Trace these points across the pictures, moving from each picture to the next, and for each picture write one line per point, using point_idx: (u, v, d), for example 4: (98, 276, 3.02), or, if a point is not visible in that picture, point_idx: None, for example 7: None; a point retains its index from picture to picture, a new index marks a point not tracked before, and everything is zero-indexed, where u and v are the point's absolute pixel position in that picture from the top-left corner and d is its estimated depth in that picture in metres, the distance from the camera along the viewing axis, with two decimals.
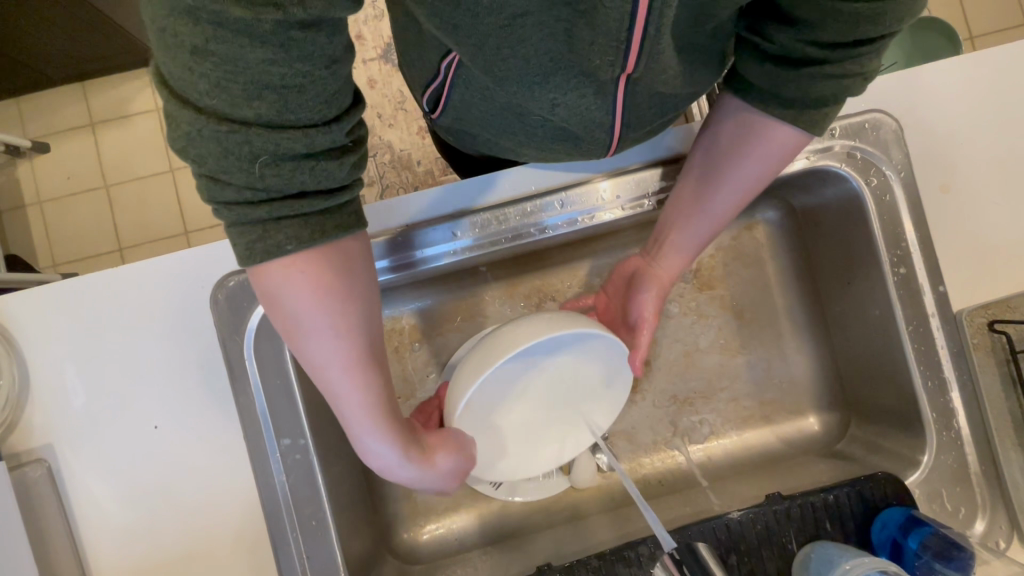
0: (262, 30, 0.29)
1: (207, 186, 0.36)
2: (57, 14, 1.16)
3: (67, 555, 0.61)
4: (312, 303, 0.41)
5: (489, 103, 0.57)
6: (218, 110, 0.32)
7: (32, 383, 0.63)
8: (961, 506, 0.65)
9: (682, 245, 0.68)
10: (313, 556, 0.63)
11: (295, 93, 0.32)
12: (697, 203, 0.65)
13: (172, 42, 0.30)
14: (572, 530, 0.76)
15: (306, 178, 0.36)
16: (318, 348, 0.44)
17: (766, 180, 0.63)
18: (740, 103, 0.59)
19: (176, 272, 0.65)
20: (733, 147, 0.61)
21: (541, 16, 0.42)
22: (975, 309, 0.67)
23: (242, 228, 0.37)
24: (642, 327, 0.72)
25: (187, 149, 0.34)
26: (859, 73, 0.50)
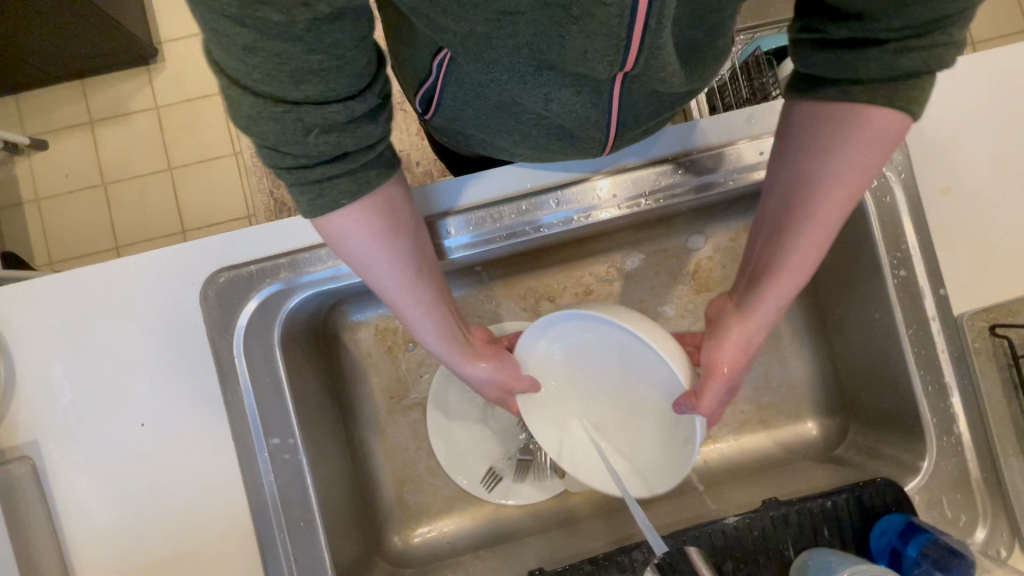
0: (297, 28, 0.30)
1: (268, 155, 0.39)
2: (55, 9, 1.15)
3: (49, 555, 0.60)
4: (370, 241, 0.47)
5: (483, 102, 0.56)
6: (272, 94, 0.35)
7: (19, 379, 0.62)
8: (961, 514, 0.64)
9: (780, 268, 0.54)
10: (301, 558, 0.62)
11: (335, 73, 0.34)
12: (791, 216, 0.53)
13: (215, 36, 0.32)
14: (566, 534, 0.74)
15: (351, 142, 0.39)
16: (382, 275, 0.50)
17: (874, 168, 0.50)
18: (808, 102, 0.50)
19: (166, 268, 0.64)
20: (819, 145, 0.50)
21: (532, 15, 0.41)
22: (976, 313, 0.66)
23: (301, 189, 0.41)
24: (715, 373, 0.57)
25: (250, 125, 0.37)
26: (951, 42, 0.43)
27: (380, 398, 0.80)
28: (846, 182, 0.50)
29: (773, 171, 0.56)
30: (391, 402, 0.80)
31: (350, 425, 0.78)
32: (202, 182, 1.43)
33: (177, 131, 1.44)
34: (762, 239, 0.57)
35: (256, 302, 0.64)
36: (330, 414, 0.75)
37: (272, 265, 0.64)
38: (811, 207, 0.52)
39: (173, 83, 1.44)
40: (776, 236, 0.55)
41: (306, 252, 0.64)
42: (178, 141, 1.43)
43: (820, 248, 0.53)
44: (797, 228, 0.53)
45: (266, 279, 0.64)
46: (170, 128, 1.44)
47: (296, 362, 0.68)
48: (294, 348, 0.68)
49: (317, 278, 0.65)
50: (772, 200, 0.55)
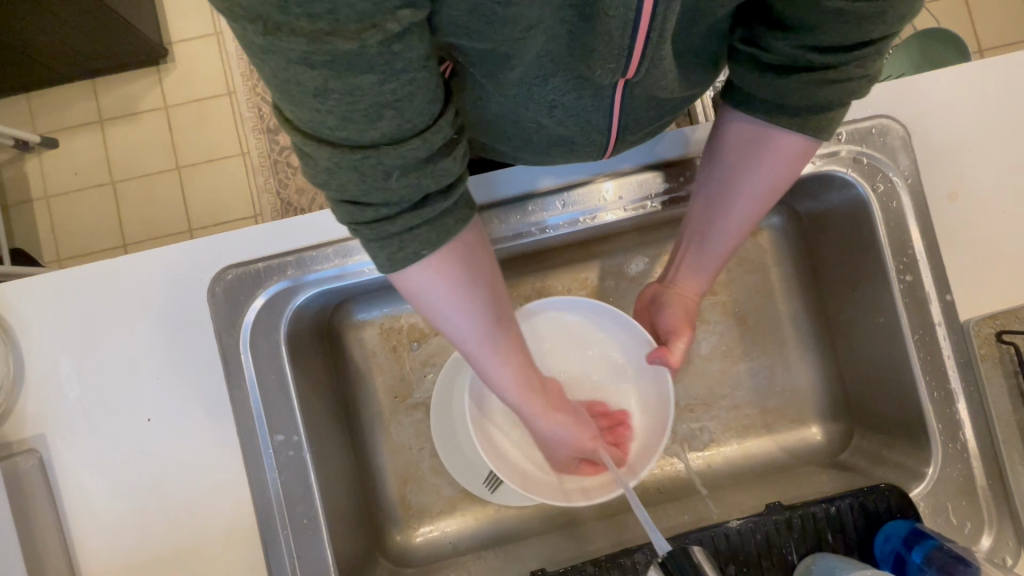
0: (369, 54, 0.30)
1: (348, 212, 0.39)
2: (68, 10, 1.17)
3: (53, 549, 0.60)
4: (451, 294, 0.46)
5: (485, 111, 0.57)
6: (350, 140, 0.34)
7: (27, 372, 0.63)
8: (967, 521, 0.63)
9: (699, 264, 0.65)
10: (303, 556, 0.62)
11: (407, 102, 0.33)
12: (709, 221, 0.61)
13: (283, 88, 0.32)
14: (569, 536, 0.74)
15: (431, 181, 0.39)
16: (458, 327, 0.48)
17: (782, 186, 0.58)
18: (742, 116, 0.55)
19: (175, 264, 0.65)
20: (740, 160, 0.57)
21: (550, 22, 0.40)
22: (982, 320, 0.65)
23: (386, 244, 0.41)
24: (678, 337, 0.68)
25: (328, 183, 0.37)
26: (864, 76, 0.48)
27: (385, 397, 0.80)
28: (755, 197, 0.58)
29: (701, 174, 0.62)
30: (395, 401, 0.80)
31: (354, 424, 0.78)
32: (209, 181, 1.44)
33: (186, 130, 1.45)
34: (684, 236, 0.65)
35: (263, 299, 0.64)
36: (334, 413, 0.75)
37: (279, 262, 0.64)
38: (727, 217, 0.60)
39: (183, 83, 1.45)
40: (698, 236, 0.63)
41: (313, 250, 0.65)
42: (187, 140, 1.44)
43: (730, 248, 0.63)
44: (713, 233, 0.62)
45: (272, 277, 0.64)
46: (179, 127, 1.45)
47: (300, 359, 0.68)
48: (299, 346, 0.68)
49: (323, 277, 0.65)
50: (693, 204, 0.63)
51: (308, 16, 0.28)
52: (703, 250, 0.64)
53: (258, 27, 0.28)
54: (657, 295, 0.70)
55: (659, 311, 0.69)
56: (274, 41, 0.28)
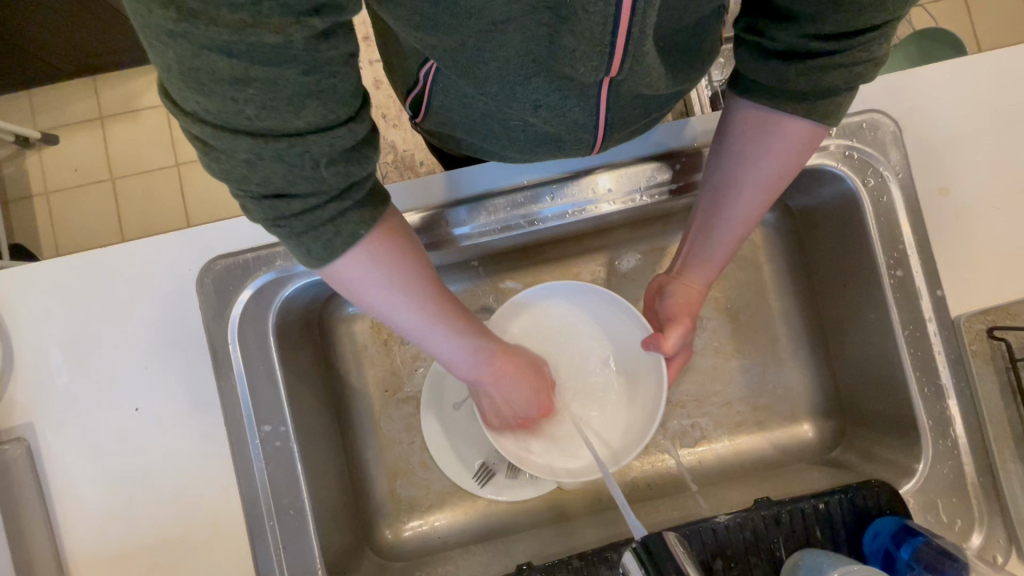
0: (293, 47, 0.30)
1: (271, 207, 0.38)
2: (69, 7, 1.18)
3: (40, 538, 0.60)
4: (383, 282, 0.46)
5: (470, 109, 0.58)
6: (271, 130, 0.34)
7: (17, 361, 0.63)
8: (957, 518, 0.63)
9: (707, 253, 0.64)
10: (290, 547, 0.62)
11: (331, 93, 0.33)
12: (717, 210, 0.61)
13: (193, 77, 0.30)
14: (558, 531, 0.74)
15: (356, 168, 0.39)
16: (399, 315, 0.49)
17: (791, 173, 0.58)
18: (747, 103, 0.55)
19: (164, 255, 0.65)
20: (748, 148, 0.56)
21: (523, 20, 0.41)
22: (974, 315, 0.65)
23: (317, 234, 0.40)
24: (678, 326, 0.67)
25: (248, 177, 0.36)
26: (870, 60, 0.47)
27: (375, 391, 0.80)
28: (761, 185, 0.58)
29: (709, 164, 0.62)
30: (385, 395, 0.80)
31: (344, 418, 0.78)
32: (208, 178, 1.45)
33: (186, 128, 1.45)
34: (693, 227, 0.65)
35: (252, 290, 0.64)
36: (324, 405, 0.75)
37: (268, 253, 0.65)
38: (735, 206, 0.60)
39: None
40: (708, 224, 0.63)
41: None
42: (186, 137, 1.45)
43: (741, 235, 0.63)
44: (724, 221, 0.61)
45: (261, 267, 0.64)
46: (179, 124, 1.46)
47: (290, 351, 0.68)
48: (289, 337, 0.68)
49: (312, 267, 0.65)
50: (703, 193, 0.63)
51: (230, 6, 0.28)
52: (712, 238, 0.63)
53: (173, 14, 0.28)
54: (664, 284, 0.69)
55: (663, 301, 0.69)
56: (190, 28, 0.28)
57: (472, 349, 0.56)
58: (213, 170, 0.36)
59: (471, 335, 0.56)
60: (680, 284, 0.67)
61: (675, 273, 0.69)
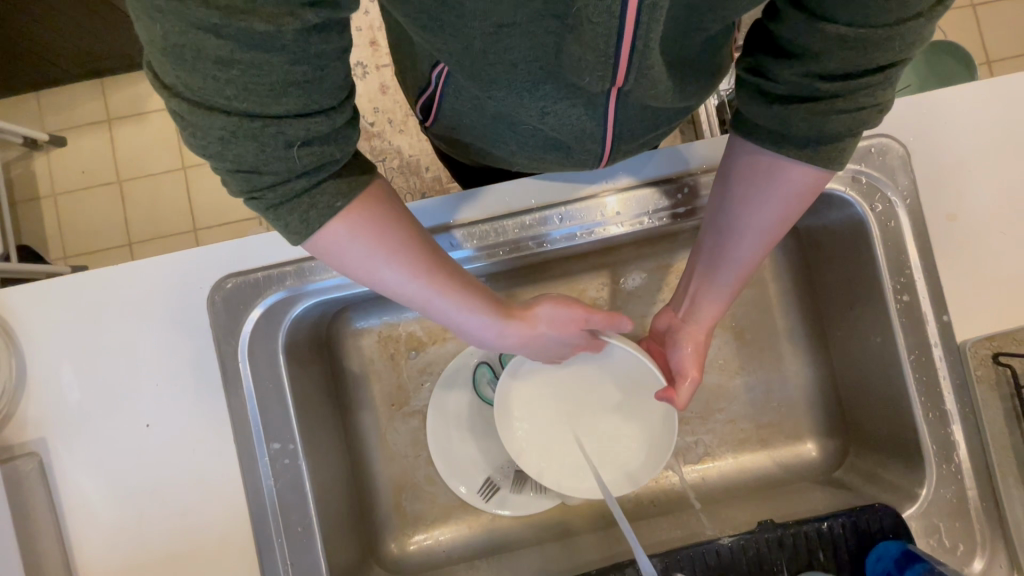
0: (284, 37, 0.29)
1: (244, 179, 0.36)
2: (78, 10, 1.18)
3: (52, 551, 0.61)
4: (372, 248, 0.44)
5: (480, 113, 0.58)
6: (250, 113, 0.32)
7: (29, 376, 0.64)
8: (959, 543, 0.63)
9: (711, 295, 0.64)
10: (297, 563, 0.63)
11: (317, 84, 0.32)
12: (721, 253, 0.61)
13: (175, 53, 0.29)
14: (561, 547, 0.75)
15: (333, 150, 0.37)
16: (398, 283, 0.47)
17: (794, 215, 0.58)
18: (749, 144, 0.54)
19: (176, 273, 0.65)
20: (750, 192, 0.56)
21: (527, 25, 0.42)
22: (980, 341, 0.65)
23: (290, 207, 0.38)
24: (685, 379, 0.68)
25: (221, 154, 0.34)
26: (874, 105, 0.47)
27: (381, 404, 0.81)
28: (764, 228, 0.58)
29: (712, 203, 0.62)
30: (391, 409, 0.81)
31: (350, 432, 0.79)
32: (215, 182, 1.45)
33: None
34: (698, 265, 0.65)
35: (261, 309, 0.65)
36: (330, 420, 0.75)
37: (278, 271, 0.65)
38: (737, 249, 0.60)
39: None
40: (712, 265, 0.63)
41: (313, 259, 0.65)
42: None
43: (742, 277, 0.63)
44: (727, 263, 0.61)
45: (273, 286, 0.65)
46: None
47: (298, 368, 0.69)
48: (297, 354, 0.69)
49: (322, 287, 0.66)
50: (707, 234, 0.63)
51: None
52: (715, 279, 0.63)
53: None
54: (672, 328, 0.69)
55: (670, 345, 0.69)
56: (175, 3, 0.27)
57: (485, 313, 0.53)
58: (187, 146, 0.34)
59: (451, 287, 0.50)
60: (686, 331, 0.67)
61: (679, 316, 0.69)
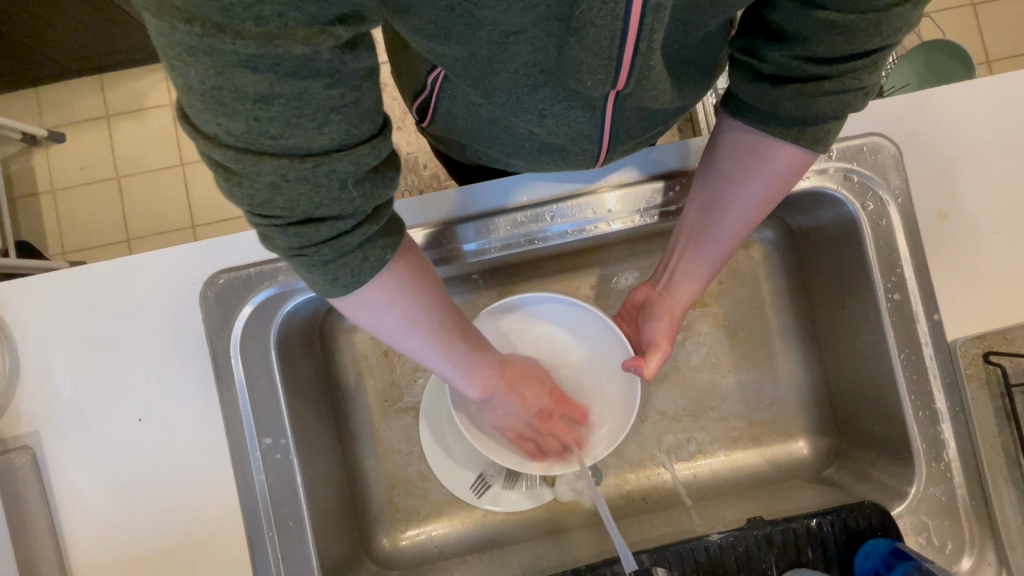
0: (319, 61, 0.28)
1: (299, 234, 0.37)
2: (76, 6, 1.18)
3: (45, 544, 0.62)
4: (399, 311, 0.47)
5: (476, 117, 0.58)
6: (300, 153, 0.32)
7: (22, 370, 0.64)
8: (947, 542, 0.64)
9: (691, 268, 0.64)
10: (288, 557, 0.63)
11: (354, 108, 0.32)
12: (704, 227, 0.61)
13: (216, 95, 0.29)
14: (552, 543, 0.75)
15: (379, 184, 0.38)
16: (407, 343, 0.50)
17: (775, 197, 0.58)
18: (739, 122, 0.55)
19: (170, 270, 0.66)
20: (739, 169, 0.57)
21: (535, 32, 0.42)
22: (970, 340, 0.65)
23: (343, 258, 0.39)
24: (655, 350, 0.66)
25: (274, 204, 0.34)
26: (860, 88, 0.47)
27: (375, 400, 0.81)
28: (749, 205, 0.58)
29: (698, 182, 0.62)
30: (385, 405, 0.81)
31: (344, 428, 0.79)
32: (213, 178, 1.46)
33: None
34: (678, 241, 0.65)
35: (252, 305, 0.65)
36: (323, 416, 0.76)
37: (271, 268, 0.65)
38: (721, 224, 0.60)
39: None
40: (694, 240, 0.63)
41: None
42: None
43: (721, 255, 0.63)
44: (709, 236, 0.61)
45: (264, 281, 0.65)
46: None
47: (291, 363, 0.70)
48: (290, 350, 0.69)
49: None
50: (690, 208, 0.63)
51: (255, 19, 0.26)
52: (694, 253, 0.63)
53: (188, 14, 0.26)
54: (648, 301, 0.69)
55: (645, 318, 0.69)
56: (213, 42, 0.26)
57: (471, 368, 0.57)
58: (235, 197, 0.35)
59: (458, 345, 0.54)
60: (663, 304, 0.67)
61: (657, 289, 0.68)
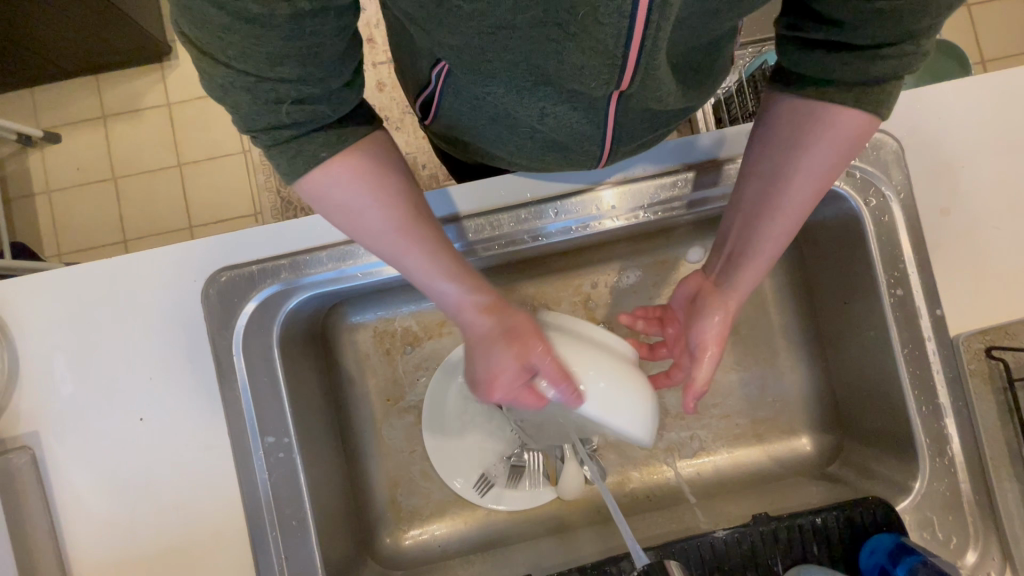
0: (277, 20, 0.33)
1: (240, 119, 0.40)
2: (71, 6, 1.18)
3: (45, 545, 0.61)
4: (363, 185, 0.45)
5: (479, 113, 0.58)
6: (244, 70, 0.36)
7: (22, 370, 0.64)
8: (952, 536, 0.64)
9: (751, 253, 0.60)
10: (291, 557, 0.63)
11: (312, 58, 0.36)
12: (764, 205, 0.58)
13: (189, 10, 0.33)
14: (556, 541, 0.75)
15: (324, 109, 0.41)
16: (372, 231, 0.48)
17: (843, 162, 0.55)
18: (790, 96, 0.53)
19: (172, 268, 0.65)
20: (797, 138, 0.54)
21: (528, 31, 0.41)
22: (973, 335, 0.65)
23: (279, 150, 0.42)
24: (706, 355, 0.63)
25: (222, 97, 0.38)
26: (919, 49, 0.47)
27: (377, 399, 0.81)
28: (814, 174, 0.55)
29: (750, 162, 0.59)
30: (387, 404, 0.81)
31: (346, 427, 0.79)
32: (212, 179, 1.45)
33: (188, 129, 1.45)
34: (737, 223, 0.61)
35: (255, 303, 0.65)
36: (326, 415, 0.75)
37: (273, 265, 0.65)
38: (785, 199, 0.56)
39: (186, 81, 1.46)
40: (751, 222, 0.59)
41: (308, 254, 0.65)
42: (189, 139, 1.45)
43: (787, 235, 0.59)
44: (770, 215, 0.57)
45: (267, 279, 0.65)
46: (181, 125, 1.45)
47: (293, 362, 0.69)
48: (292, 348, 0.69)
49: (318, 280, 0.66)
50: (744, 189, 0.60)
51: None
52: (755, 237, 0.59)
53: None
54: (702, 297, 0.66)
55: (697, 317, 0.65)
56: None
57: (446, 280, 0.51)
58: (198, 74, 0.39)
59: (431, 248, 0.50)
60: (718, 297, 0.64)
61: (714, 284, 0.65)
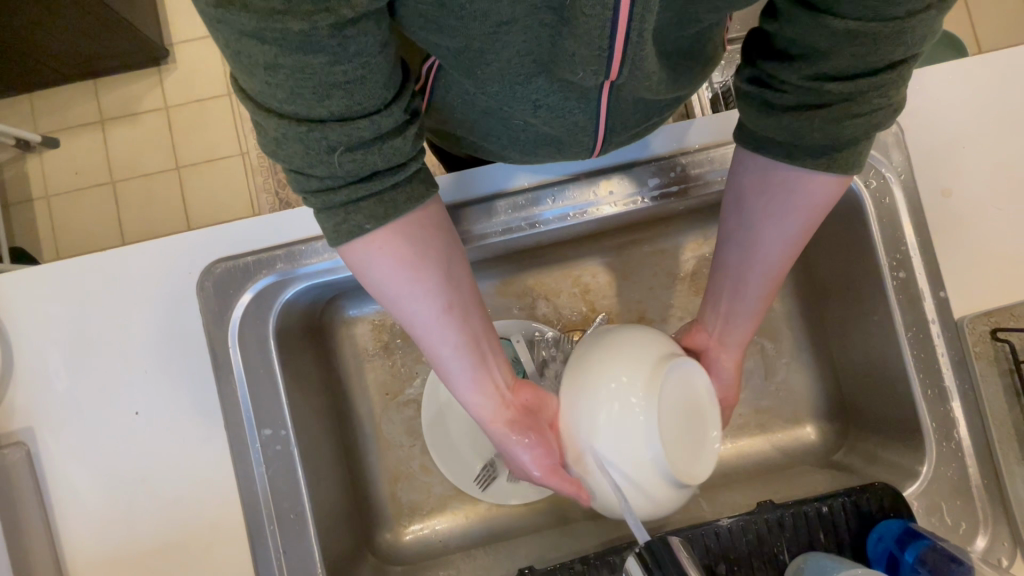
0: (320, 36, 0.32)
1: (296, 180, 0.41)
2: (69, 10, 1.18)
3: (41, 543, 0.60)
4: (401, 270, 0.46)
5: (471, 106, 0.57)
6: (296, 113, 0.36)
7: (15, 368, 0.63)
8: (962, 522, 0.62)
9: (740, 308, 0.63)
10: (290, 552, 0.62)
11: (358, 85, 0.36)
12: (748, 269, 0.60)
13: (238, 58, 0.34)
14: (560, 534, 0.73)
15: (378, 158, 0.40)
16: (407, 318, 0.50)
17: (811, 228, 0.57)
18: (763, 158, 0.53)
19: (167, 263, 0.65)
20: (770, 208, 0.55)
21: (527, 21, 0.41)
22: (977, 317, 0.65)
23: (327, 213, 0.42)
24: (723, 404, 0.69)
25: (279, 153, 0.39)
26: (887, 105, 0.47)
27: (376, 394, 0.80)
28: (786, 239, 0.57)
29: (726, 224, 0.60)
30: (386, 399, 0.80)
31: (346, 423, 0.78)
32: (210, 180, 1.45)
33: (186, 131, 1.45)
34: (721, 280, 0.63)
35: (250, 294, 0.64)
36: (325, 412, 0.75)
37: (268, 256, 0.65)
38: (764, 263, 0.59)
39: (183, 84, 1.46)
40: (739, 282, 0.61)
41: (303, 243, 0.65)
42: (187, 141, 1.45)
43: (767, 293, 0.62)
44: (750, 278, 0.60)
45: (262, 270, 0.65)
46: (180, 128, 1.46)
47: (290, 355, 0.68)
48: (288, 340, 0.68)
49: (313, 271, 0.65)
50: (724, 250, 0.61)
51: None
52: (742, 294, 0.62)
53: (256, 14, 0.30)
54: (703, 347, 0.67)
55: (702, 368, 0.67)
56: (225, 13, 0.31)
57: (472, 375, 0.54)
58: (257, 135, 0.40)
59: (463, 341, 0.52)
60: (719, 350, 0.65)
61: (715, 337, 0.66)
